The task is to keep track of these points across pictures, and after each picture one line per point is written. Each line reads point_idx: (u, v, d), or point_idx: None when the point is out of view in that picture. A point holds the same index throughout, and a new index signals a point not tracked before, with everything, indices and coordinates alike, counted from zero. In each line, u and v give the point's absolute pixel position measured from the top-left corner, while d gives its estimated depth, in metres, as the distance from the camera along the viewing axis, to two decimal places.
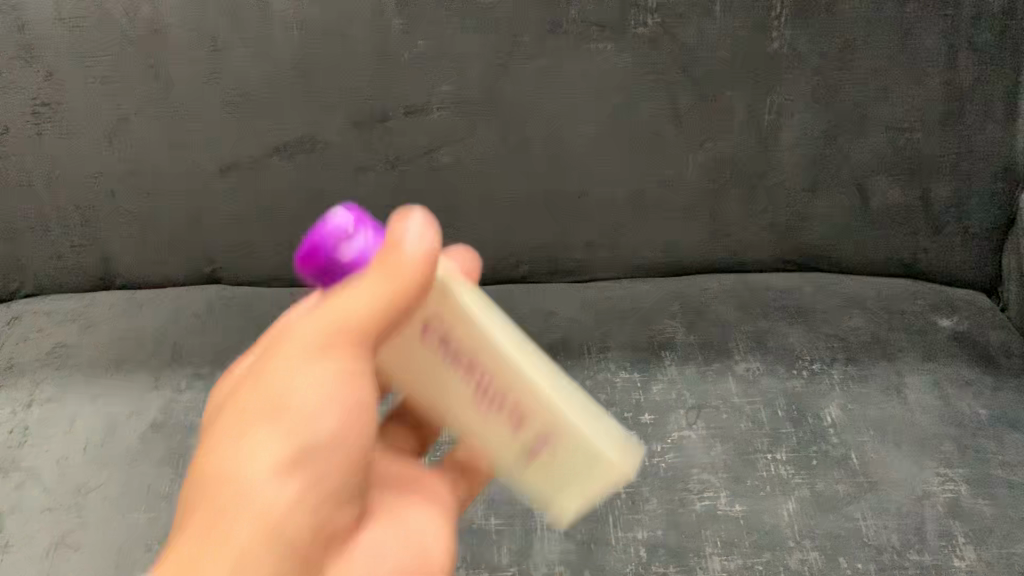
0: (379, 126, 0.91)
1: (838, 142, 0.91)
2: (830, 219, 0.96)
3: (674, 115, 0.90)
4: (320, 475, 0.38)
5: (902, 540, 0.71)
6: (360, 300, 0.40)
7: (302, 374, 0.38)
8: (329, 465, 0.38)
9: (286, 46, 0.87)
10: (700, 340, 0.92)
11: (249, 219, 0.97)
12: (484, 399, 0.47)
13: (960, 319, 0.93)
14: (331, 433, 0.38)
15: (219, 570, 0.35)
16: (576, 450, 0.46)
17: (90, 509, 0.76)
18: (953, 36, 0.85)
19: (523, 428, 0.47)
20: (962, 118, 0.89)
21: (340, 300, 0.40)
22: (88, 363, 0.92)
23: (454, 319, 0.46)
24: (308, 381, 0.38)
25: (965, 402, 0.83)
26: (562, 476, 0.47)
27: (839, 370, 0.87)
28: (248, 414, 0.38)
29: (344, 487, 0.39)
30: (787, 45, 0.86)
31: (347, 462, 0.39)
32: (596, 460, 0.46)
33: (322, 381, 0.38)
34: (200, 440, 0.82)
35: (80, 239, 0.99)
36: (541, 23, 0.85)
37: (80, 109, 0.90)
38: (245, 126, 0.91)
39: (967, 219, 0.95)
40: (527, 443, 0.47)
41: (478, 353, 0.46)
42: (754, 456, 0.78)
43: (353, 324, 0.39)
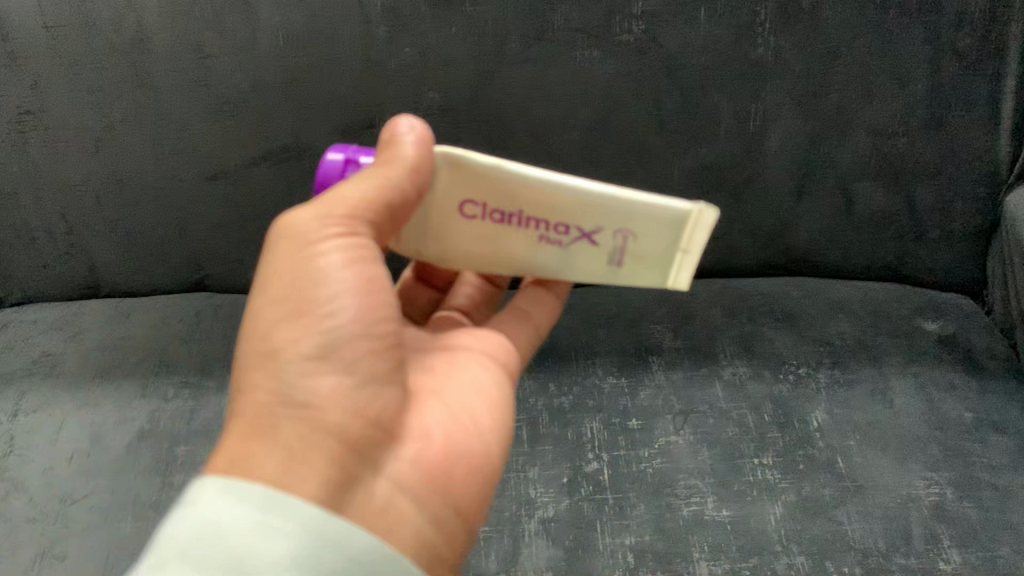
0: (366, 133, 0.91)
1: (822, 148, 0.92)
2: (816, 223, 0.97)
3: (660, 121, 0.91)
4: (349, 358, 0.53)
5: (888, 544, 0.72)
6: (357, 187, 0.55)
7: (324, 271, 0.54)
8: (351, 354, 0.53)
9: (272, 54, 0.86)
10: (687, 345, 0.91)
11: (237, 225, 0.98)
12: (551, 231, 0.59)
13: (945, 322, 0.94)
14: (351, 322, 0.53)
15: (278, 454, 0.51)
16: (649, 218, 0.57)
17: (77, 520, 0.76)
18: (936, 43, 0.86)
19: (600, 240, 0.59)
20: (946, 123, 0.90)
21: (339, 192, 0.55)
22: (73, 372, 0.92)
23: (474, 175, 0.57)
24: (335, 275, 0.54)
25: (950, 405, 0.83)
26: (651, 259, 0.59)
27: (825, 374, 0.87)
28: (286, 318, 0.53)
29: (367, 369, 0.54)
30: (771, 52, 0.87)
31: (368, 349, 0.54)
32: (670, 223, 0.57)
33: (341, 272, 0.54)
34: (188, 449, 0.82)
35: (66, 247, 0.99)
36: (527, 31, 0.85)
37: (65, 117, 0.90)
38: (232, 134, 0.91)
39: (950, 222, 0.95)
40: (610, 249, 0.59)
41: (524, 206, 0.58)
42: (741, 461, 0.79)
43: (352, 204, 0.54)
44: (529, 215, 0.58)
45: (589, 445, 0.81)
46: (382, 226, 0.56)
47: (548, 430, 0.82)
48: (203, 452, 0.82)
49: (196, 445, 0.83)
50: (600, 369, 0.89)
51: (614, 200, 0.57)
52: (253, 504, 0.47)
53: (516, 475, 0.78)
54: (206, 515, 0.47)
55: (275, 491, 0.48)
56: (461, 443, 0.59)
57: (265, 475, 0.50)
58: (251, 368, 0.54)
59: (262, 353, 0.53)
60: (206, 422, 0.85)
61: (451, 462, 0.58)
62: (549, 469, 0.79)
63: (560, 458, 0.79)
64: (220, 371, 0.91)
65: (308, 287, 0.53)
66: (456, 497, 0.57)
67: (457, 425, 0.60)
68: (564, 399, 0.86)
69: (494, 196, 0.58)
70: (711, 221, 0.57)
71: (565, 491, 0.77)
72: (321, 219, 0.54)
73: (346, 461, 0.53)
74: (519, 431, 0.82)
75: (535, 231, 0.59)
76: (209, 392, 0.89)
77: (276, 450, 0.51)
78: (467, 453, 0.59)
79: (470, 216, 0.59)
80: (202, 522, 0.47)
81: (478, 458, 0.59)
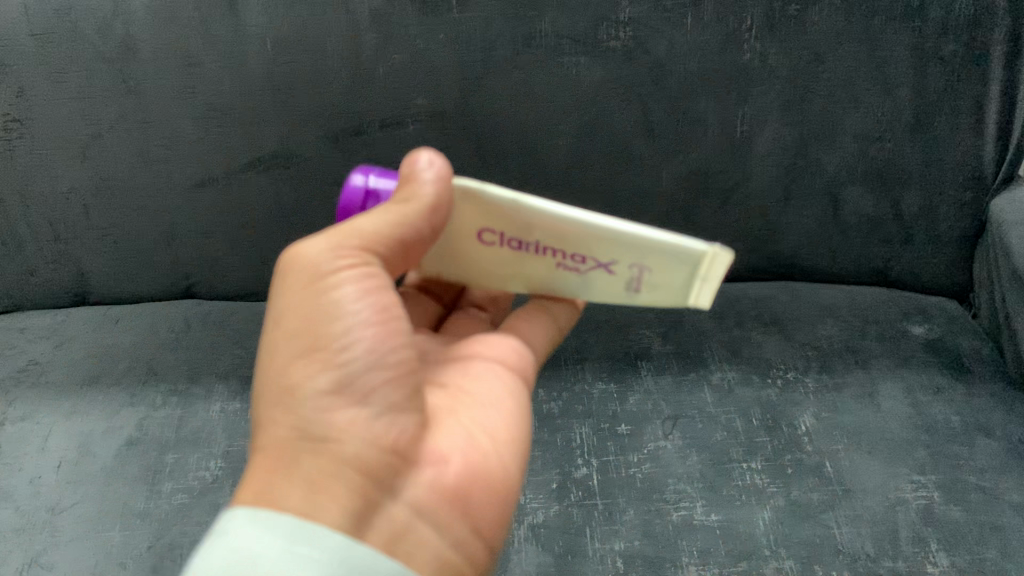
0: (354, 140, 0.92)
1: (809, 153, 0.92)
2: (803, 228, 0.98)
3: (648, 127, 0.91)
4: (364, 392, 0.51)
5: (876, 547, 0.72)
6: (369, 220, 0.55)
7: (338, 298, 0.52)
8: (371, 382, 0.51)
9: (260, 61, 0.86)
10: (675, 350, 0.92)
11: (226, 232, 0.98)
12: (568, 259, 0.59)
13: (931, 326, 0.95)
14: (364, 356, 0.51)
15: (296, 487, 0.50)
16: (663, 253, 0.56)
17: (64, 529, 0.75)
18: (922, 48, 0.86)
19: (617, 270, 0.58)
20: (932, 127, 0.90)
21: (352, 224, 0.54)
22: (61, 380, 0.91)
23: (491, 208, 0.57)
24: (350, 302, 0.52)
25: (937, 409, 0.84)
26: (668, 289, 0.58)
27: (814, 378, 0.88)
28: (301, 347, 0.51)
29: (381, 395, 0.51)
30: (758, 58, 0.87)
31: (390, 375, 0.52)
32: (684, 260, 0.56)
33: (354, 303, 0.52)
34: (176, 457, 0.82)
35: (54, 256, 0.98)
36: (515, 38, 0.86)
37: (52, 125, 0.89)
38: (220, 141, 0.91)
39: (937, 227, 0.96)
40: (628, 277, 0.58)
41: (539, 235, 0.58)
42: (730, 466, 0.79)
43: (363, 238, 0.54)
44: (546, 244, 0.58)
45: (578, 450, 0.81)
46: (393, 257, 0.55)
47: (538, 435, 0.82)
48: (192, 460, 0.81)
49: (184, 453, 0.82)
50: (589, 374, 0.89)
51: (632, 235, 0.56)
52: (281, 534, 0.48)
53: None
54: (233, 547, 0.47)
55: (300, 521, 0.48)
56: (485, 465, 0.56)
57: (289, 508, 0.49)
58: (269, 395, 0.52)
59: (280, 381, 0.52)
60: (194, 431, 0.85)
61: (474, 486, 0.55)
62: (538, 475, 0.79)
63: (550, 464, 0.80)
64: (209, 379, 0.91)
65: (323, 315, 0.52)
66: (479, 521, 0.55)
67: (480, 448, 0.56)
68: (553, 404, 0.86)
69: (509, 225, 0.58)
70: (725, 261, 0.55)
71: (555, 496, 0.77)
72: (334, 244, 0.53)
73: (366, 490, 0.51)
74: None
75: (553, 258, 0.59)
76: (197, 400, 0.88)
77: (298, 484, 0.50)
78: (491, 476, 0.56)
79: (488, 243, 0.59)
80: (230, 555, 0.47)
81: (501, 482, 0.56)
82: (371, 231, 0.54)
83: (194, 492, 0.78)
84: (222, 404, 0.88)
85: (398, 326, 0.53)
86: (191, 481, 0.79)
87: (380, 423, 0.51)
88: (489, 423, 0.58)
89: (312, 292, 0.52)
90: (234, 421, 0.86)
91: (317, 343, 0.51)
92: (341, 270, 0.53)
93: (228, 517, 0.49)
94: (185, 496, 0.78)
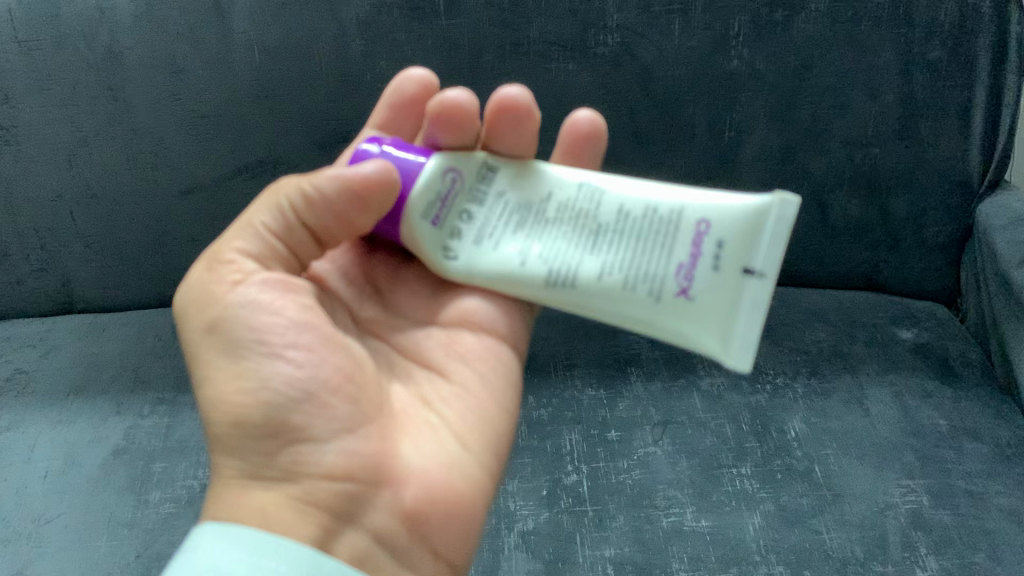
0: (342, 147, 0.91)
1: (797, 158, 0.93)
2: (791, 234, 0.98)
3: (635, 133, 0.91)
4: (307, 414, 0.51)
5: (866, 552, 0.72)
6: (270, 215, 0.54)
7: (249, 325, 0.51)
8: (296, 411, 0.50)
9: (248, 68, 0.87)
10: (665, 355, 0.92)
11: (212, 240, 0.97)
12: None
13: (919, 330, 0.95)
14: (293, 376, 0.51)
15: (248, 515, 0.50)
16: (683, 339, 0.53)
17: (50, 539, 0.75)
18: (908, 53, 0.87)
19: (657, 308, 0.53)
20: (919, 133, 0.91)
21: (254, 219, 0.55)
22: (47, 389, 0.90)
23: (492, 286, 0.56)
24: (264, 322, 0.51)
25: (925, 413, 0.84)
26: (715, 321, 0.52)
27: (803, 384, 0.88)
28: (220, 380, 0.51)
29: (329, 414, 0.51)
30: (746, 64, 0.87)
31: (316, 397, 0.51)
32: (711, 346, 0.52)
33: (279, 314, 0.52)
34: (164, 466, 0.81)
35: (40, 264, 0.98)
36: (503, 44, 0.86)
37: (39, 132, 0.89)
38: (207, 148, 0.91)
39: (924, 231, 0.96)
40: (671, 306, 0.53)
41: None
42: (720, 472, 0.79)
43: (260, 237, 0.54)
44: None
45: (569, 457, 0.81)
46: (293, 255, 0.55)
47: (527, 442, 0.82)
48: (179, 470, 0.81)
49: (172, 462, 0.82)
50: (579, 380, 0.89)
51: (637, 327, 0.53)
52: (244, 549, 0.47)
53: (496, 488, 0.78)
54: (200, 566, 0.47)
55: (263, 535, 0.48)
56: (442, 484, 0.53)
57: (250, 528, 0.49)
58: (210, 429, 0.52)
59: (211, 416, 0.51)
60: (181, 440, 0.84)
61: (433, 508, 0.52)
62: (528, 482, 0.78)
63: (540, 471, 0.79)
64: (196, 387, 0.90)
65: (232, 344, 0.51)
66: (439, 543, 0.53)
67: (438, 460, 0.53)
68: (543, 411, 0.86)
69: None
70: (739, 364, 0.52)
71: (545, 503, 0.76)
72: (235, 270, 0.53)
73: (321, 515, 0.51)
74: None
75: None
76: (185, 409, 0.88)
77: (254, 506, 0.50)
78: (452, 498, 0.53)
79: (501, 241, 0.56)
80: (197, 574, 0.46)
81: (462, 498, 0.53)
82: (261, 247, 0.54)
83: (181, 501, 0.78)
84: None
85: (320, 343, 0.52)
86: (179, 490, 0.79)
87: (323, 445, 0.51)
88: (453, 428, 0.55)
89: (220, 323, 0.51)
90: None
91: (233, 376, 0.51)
92: (246, 295, 0.52)
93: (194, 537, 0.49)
94: (172, 506, 0.77)
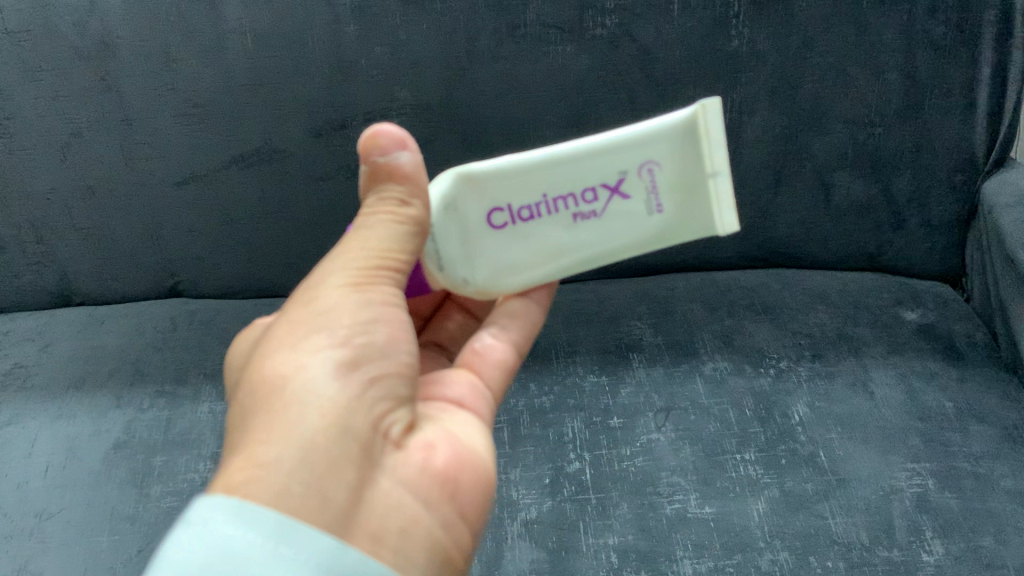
0: (338, 134, 0.90)
1: (799, 139, 0.92)
2: (794, 216, 0.97)
3: (636, 116, 0.90)
4: (380, 372, 0.47)
5: (871, 537, 0.71)
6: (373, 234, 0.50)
7: (354, 296, 0.48)
8: (376, 361, 0.47)
9: (242, 56, 0.86)
10: (667, 341, 0.91)
11: (210, 231, 0.96)
12: (576, 195, 0.54)
13: (923, 311, 0.94)
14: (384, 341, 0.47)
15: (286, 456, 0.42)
16: (647, 148, 0.53)
17: (52, 535, 0.74)
18: (911, 30, 0.85)
19: (631, 191, 0.54)
20: (922, 111, 0.90)
21: (363, 236, 0.50)
22: (46, 382, 0.90)
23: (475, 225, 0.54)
24: (373, 300, 0.48)
25: (930, 395, 0.83)
26: (687, 193, 0.53)
27: (806, 367, 0.87)
28: (281, 344, 0.47)
29: (395, 383, 0.47)
30: (747, 44, 0.86)
31: (388, 359, 0.47)
32: (681, 129, 0.52)
33: (380, 302, 0.48)
34: (165, 459, 0.81)
35: (36, 257, 0.97)
36: (499, 28, 0.85)
37: (33, 124, 0.89)
38: (201, 138, 0.90)
39: (928, 211, 0.95)
40: (645, 199, 0.54)
41: (533, 194, 0.54)
42: (723, 457, 0.78)
43: (373, 254, 0.49)
44: (547, 192, 0.54)
45: (571, 445, 0.80)
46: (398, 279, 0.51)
47: (530, 430, 0.82)
48: (181, 462, 0.80)
49: (173, 455, 0.81)
50: (580, 367, 0.88)
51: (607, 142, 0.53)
52: (270, 521, 0.39)
53: (498, 476, 0.78)
54: (217, 538, 0.38)
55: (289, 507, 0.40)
56: (474, 466, 0.49)
57: (282, 481, 0.41)
58: (271, 363, 0.46)
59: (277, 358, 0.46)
60: (181, 433, 0.83)
61: (463, 489, 0.48)
62: (531, 470, 0.78)
63: (542, 459, 0.79)
64: (196, 379, 0.89)
65: (310, 321, 0.47)
66: (449, 542, 0.46)
67: (457, 451, 0.48)
68: (545, 399, 0.85)
69: (502, 206, 0.54)
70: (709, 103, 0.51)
71: (548, 492, 0.76)
72: (360, 257, 0.49)
73: (361, 470, 0.44)
74: (499, 432, 0.82)
75: (567, 205, 0.54)
76: (185, 401, 0.87)
77: (292, 448, 0.42)
78: (480, 480, 0.49)
79: (496, 222, 0.54)
80: (212, 542, 0.38)
81: (470, 504, 0.48)
82: (378, 256, 0.49)
83: (184, 495, 0.77)
84: (210, 404, 0.86)
85: (395, 329, 0.48)
86: (181, 483, 0.78)
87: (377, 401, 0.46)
88: (462, 431, 0.51)
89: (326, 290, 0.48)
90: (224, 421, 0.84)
91: (324, 319, 0.47)
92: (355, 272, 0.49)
93: (206, 501, 0.40)
94: (174, 500, 0.77)
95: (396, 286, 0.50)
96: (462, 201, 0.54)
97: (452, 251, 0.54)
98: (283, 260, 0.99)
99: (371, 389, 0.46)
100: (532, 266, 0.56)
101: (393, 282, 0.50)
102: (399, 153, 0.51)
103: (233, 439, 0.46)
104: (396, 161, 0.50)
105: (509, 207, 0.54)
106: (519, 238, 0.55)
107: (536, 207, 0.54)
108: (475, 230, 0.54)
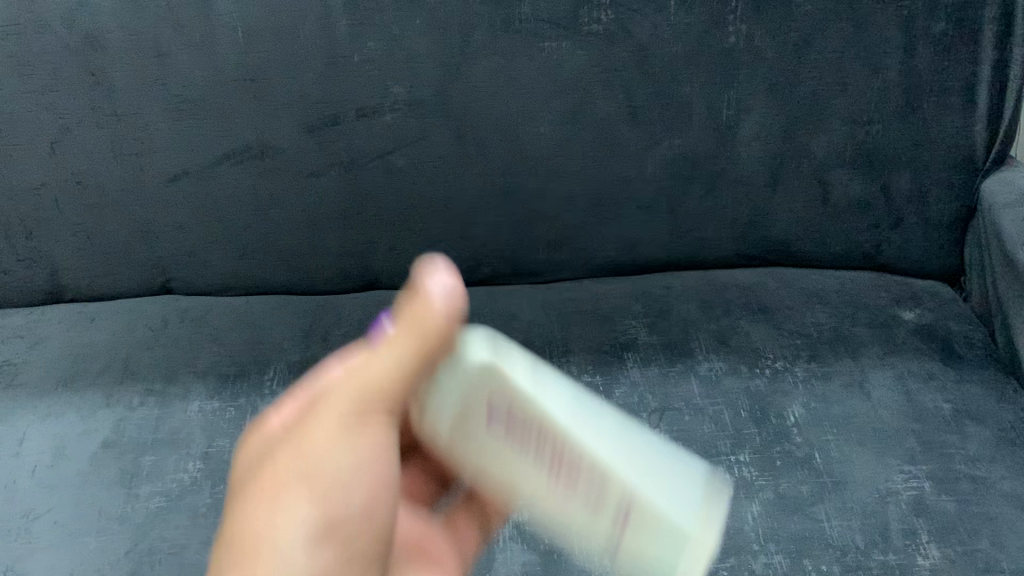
0: (330, 130, 0.89)
1: (797, 137, 0.91)
2: (791, 214, 0.95)
3: (632, 112, 0.89)
4: (350, 545, 0.46)
5: (866, 540, 0.70)
6: (385, 363, 0.48)
7: (346, 449, 0.47)
8: (353, 526, 0.46)
9: (233, 51, 0.85)
10: (662, 340, 0.89)
11: (201, 227, 0.95)
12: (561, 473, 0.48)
13: (921, 311, 0.93)
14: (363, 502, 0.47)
15: None
16: (643, 489, 0.47)
17: (39, 535, 0.74)
18: (911, 27, 0.85)
19: (616, 518, 0.48)
20: (922, 109, 0.89)
21: (368, 366, 0.48)
22: (34, 380, 0.88)
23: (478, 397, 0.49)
24: (363, 455, 0.47)
25: (927, 397, 0.82)
26: (647, 552, 0.47)
27: (803, 367, 0.86)
28: (263, 489, 0.46)
29: (368, 551, 0.47)
30: (744, 40, 0.85)
31: (366, 527, 0.47)
32: (683, 512, 0.47)
33: (369, 452, 0.47)
34: (154, 459, 0.80)
35: (26, 253, 0.95)
36: (494, 22, 0.84)
37: (20, 119, 0.88)
38: (193, 134, 0.89)
39: (927, 210, 0.94)
40: (612, 529, 0.48)
41: (533, 428, 0.48)
42: (717, 458, 0.77)
43: (376, 389, 0.48)
44: (544, 438, 0.48)
45: None
46: (396, 413, 0.49)
47: None
48: (170, 462, 0.79)
49: (162, 455, 0.80)
50: (574, 366, 0.87)
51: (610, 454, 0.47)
52: None
53: None
54: None
55: None
56: None
57: None
58: (254, 505, 0.46)
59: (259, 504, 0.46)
60: (171, 433, 0.82)
61: None
62: None
63: None
64: (185, 377, 0.88)
65: (300, 465, 0.46)
66: None
67: None
68: None
69: (497, 412, 0.49)
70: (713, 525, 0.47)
71: None
72: (367, 390, 0.48)
73: None
74: None
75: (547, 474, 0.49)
76: (175, 400, 0.85)
77: None
78: None
79: (491, 429, 0.50)
80: None
81: None
82: (373, 401, 0.48)
83: (173, 495, 0.77)
84: (200, 403, 0.85)
85: (376, 485, 0.48)
86: (170, 483, 0.78)
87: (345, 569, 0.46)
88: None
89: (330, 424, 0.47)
90: (214, 421, 0.83)
91: (318, 467, 0.46)
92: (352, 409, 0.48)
93: None
94: (163, 500, 0.76)
95: (389, 416, 0.49)
96: (484, 367, 0.48)
97: (446, 397, 0.50)
98: (275, 257, 0.97)
99: (339, 557, 0.45)
100: (492, 467, 0.51)
101: (388, 412, 0.49)
102: (441, 285, 0.47)
103: (213, 559, 0.46)
104: (433, 292, 0.47)
105: (504, 413, 0.49)
106: (500, 446, 0.50)
107: (529, 441, 0.49)
108: (473, 391, 0.49)
